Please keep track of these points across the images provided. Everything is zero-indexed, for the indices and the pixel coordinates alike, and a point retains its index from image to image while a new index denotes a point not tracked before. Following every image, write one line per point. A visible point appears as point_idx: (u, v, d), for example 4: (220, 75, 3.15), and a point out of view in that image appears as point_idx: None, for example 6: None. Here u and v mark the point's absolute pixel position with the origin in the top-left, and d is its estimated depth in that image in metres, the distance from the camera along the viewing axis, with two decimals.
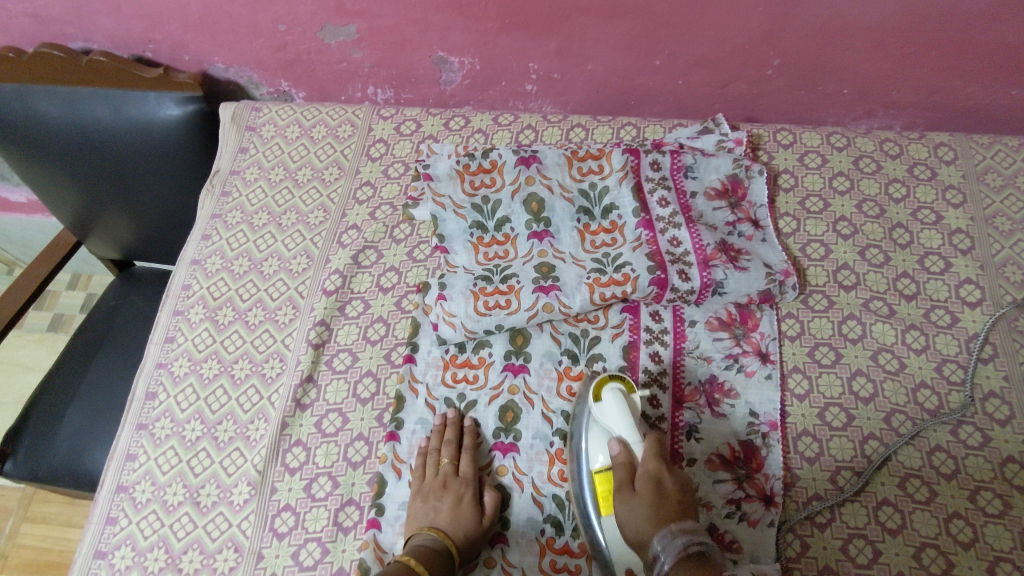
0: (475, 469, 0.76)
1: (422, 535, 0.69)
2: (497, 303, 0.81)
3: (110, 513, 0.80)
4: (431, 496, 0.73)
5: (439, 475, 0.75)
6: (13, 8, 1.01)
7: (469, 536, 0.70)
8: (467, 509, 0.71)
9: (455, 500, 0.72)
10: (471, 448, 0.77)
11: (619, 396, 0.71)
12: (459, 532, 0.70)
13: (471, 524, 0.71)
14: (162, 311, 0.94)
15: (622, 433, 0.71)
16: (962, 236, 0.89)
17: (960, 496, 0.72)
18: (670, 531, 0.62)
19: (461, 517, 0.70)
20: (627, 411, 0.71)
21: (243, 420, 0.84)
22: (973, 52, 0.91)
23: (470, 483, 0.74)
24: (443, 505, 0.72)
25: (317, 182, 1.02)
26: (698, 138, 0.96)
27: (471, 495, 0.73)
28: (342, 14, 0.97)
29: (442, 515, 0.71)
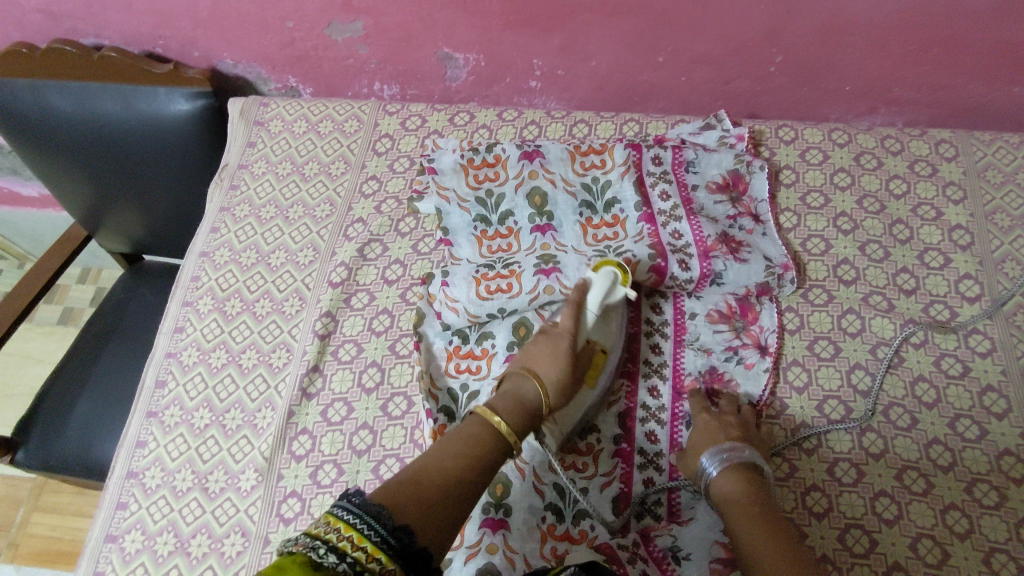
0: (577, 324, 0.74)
1: (516, 380, 0.71)
2: (497, 286, 0.83)
3: (120, 499, 0.82)
4: (533, 345, 0.75)
5: (545, 329, 0.76)
6: (27, 4, 1.03)
7: (562, 384, 0.71)
8: (564, 359, 0.72)
9: (554, 353, 0.72)
10: (574, 306, 0.75)
11: (606, 278, 0.77)
12: (550, 380, 0.71)
13: (566, 374, 0.71)
14: (172, 302, 0.96)
15: (590, 305, 0.76)
16: (962, 232, 0.89)
17: (957, 487, 0.73)
18: (722, 445, 0.71)
19: (556, 364, 0.71)
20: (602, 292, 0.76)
21: (251, 408, 0.85)
22: (973, 51, 0.91)
23: (567, 337, 0.73)
24: (542, 355, 0.73)
25: (324, 176, 1.03)
26: (699, 134, 0.96)
27: (568, 345, 0.73)
28: (349, 11, 0.98)
29: (537, 365, 0.72)
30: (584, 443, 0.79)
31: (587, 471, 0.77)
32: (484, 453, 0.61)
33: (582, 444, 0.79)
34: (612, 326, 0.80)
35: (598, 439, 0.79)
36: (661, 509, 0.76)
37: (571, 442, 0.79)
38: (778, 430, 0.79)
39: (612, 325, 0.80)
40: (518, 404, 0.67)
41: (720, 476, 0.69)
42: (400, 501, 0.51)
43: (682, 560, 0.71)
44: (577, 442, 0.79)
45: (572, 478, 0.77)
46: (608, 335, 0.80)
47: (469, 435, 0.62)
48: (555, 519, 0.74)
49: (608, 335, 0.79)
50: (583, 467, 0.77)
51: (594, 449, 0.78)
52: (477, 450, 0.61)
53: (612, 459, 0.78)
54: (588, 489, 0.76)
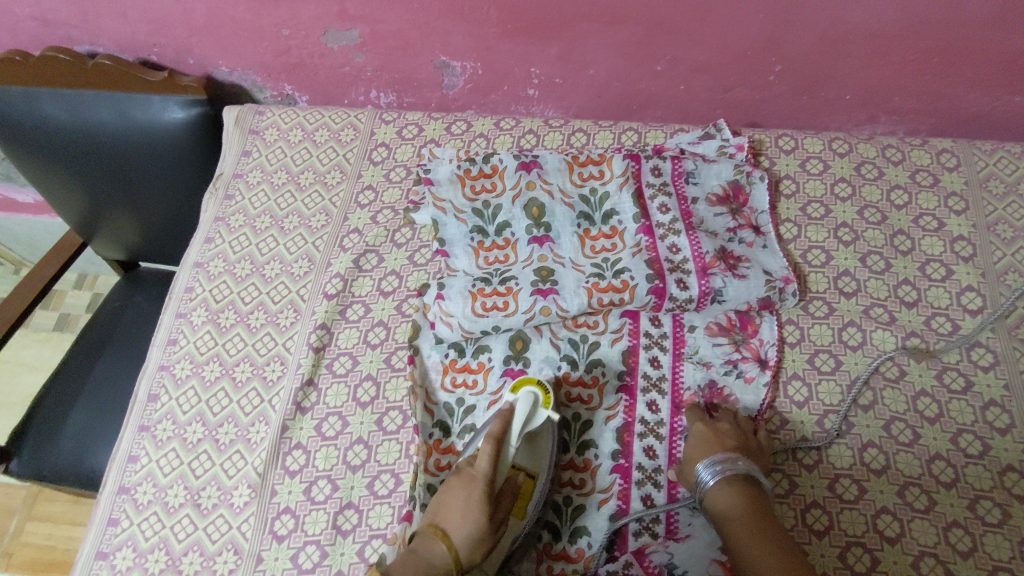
0: (494, 464, 0.69)
1: (424, 538, 0.66)
2: (494, 304, 0.82)
3: (112, 514, 0.81)
4: (446, 490, 0.70)
5: (461, 468, 0.71)
6: (20, 11, 1.02)
7: (475, 540, 0.66)
8: (474, 510, 0.67)
9: (464, 503, 0.67)
10: (492, 441, 0.69)
11: (530, 398, 0.73)
12: (461, 538, 0.66)
13: (478, 528, 0.66)
14: (166, 313, 0.95)
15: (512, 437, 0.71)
16: (964, 243, 0.88)
17: (959, 504, 0.72)
18: (719, 453, 0.70)
19: (468, 516, 0.66)
20: (524, 414, 0.72)
21: (244, 422, 0.84)
22: (975, 60, 0.91)
23: (481, 479, 0.68)
24: (454, 505, 0.68)
25: (320, 186, 1.02)
26: (699, 143, 0.95)
27: (480, 493, 0.67)
28: (345, 19, 0.97)
29: (447, 519, 0.67)
30: (581, 458, 0.78)
31: (584, 487, 0.77)
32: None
33: (579, 460, 0.78)
34: (540, 453, 0.74)
35: (595, 455, 0.78)
36: (658, 525, 0.74)
37: (568, 457, 0.78)
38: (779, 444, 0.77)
39: (538, 453, 0.74)
40: (423, 573, 0.63)
41: (717, 487, 0.69)
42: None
43: None
44: (574, 457, 0.78)
45: (569, 495, 0.77)
46: (539, 464, 0.74)
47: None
48: (551, 539, 0.75)
49: (535, 463, 0.74)
50: (581, 483, 0.77)
51: (591, 464, 0.78)
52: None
53: (609, 475, 0.77)
54: (586, 506, 0.76)
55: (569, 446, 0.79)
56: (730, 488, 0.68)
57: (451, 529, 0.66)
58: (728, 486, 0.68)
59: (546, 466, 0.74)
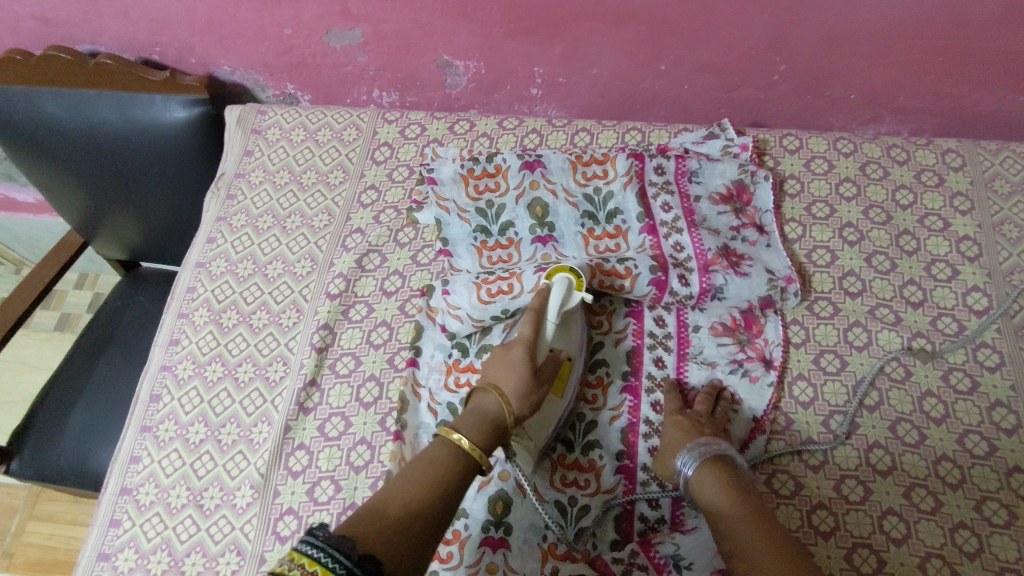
0: (535, 333, 0.73)
1: (478, 397, 0.70)
2: (499, 288, 0.81)
3: (113, 516, 0.81)
4: (492, 360, 0.73)
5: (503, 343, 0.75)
6: (21, 10, 1.02)
7: (525, 393, 0.69)
8: (519, 365, 0.70)
9: (509, 364, 0.71)
10: (532, 314, 0.75)
11: (564, 282, 0.76)
12: (511, 390, 0.69)
13: (525, 381, 0.70)
14: (167, 313, 0.94)
15: (550, 313, 0.75)
16: (970, 244, 0.88)
17: (966, 505, 0.72)
18: (692, 443, 0.71)
19: (513, 372, 0.70)
20: (562, 292, 0.75)
21: (247, 423, 0.84)
22: (980, 60, 0.90)
23: (523, 343, 0.72)
24: (498, 368, 0.72)
25: (322, 186, 1.02)
26: (703, 143, 0.95)
27: (522, 352, 0.71)
28: (347, 18, 0.97)
29: (497, 376, 0.71)
30: (585, 459, 0.77)
31: (589, 488, 0.76)
32: (448, 476, 0.61)
33: (583, 460, 0.77)
34: (574, 333, 0.79)
35: (600, 455, 0.78)
36: (663, 525, 0.74)
37: (572, 457, 0.78)
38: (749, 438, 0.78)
39: (572, 332, 0.79)
40: (483, 421, 0.67)
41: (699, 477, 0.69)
42: (368, 534, 0.53)
43: (684, 568, 0.68)
44: (578, 457, 0.78)
45: (573, 496, 0.76)
46: (573, 341, 0.78)
47: (432, 460, 0.62)
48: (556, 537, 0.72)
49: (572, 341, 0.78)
50: (586, 484, 0.76)
51: (595, 465, 0.77)
52: (439, 474, 0.61)
53: (614, 476, 0.76)
54: (589, 508, 0.75)
55: (574, 446, 0.78)
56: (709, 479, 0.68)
57: (499, 385, 0.70)
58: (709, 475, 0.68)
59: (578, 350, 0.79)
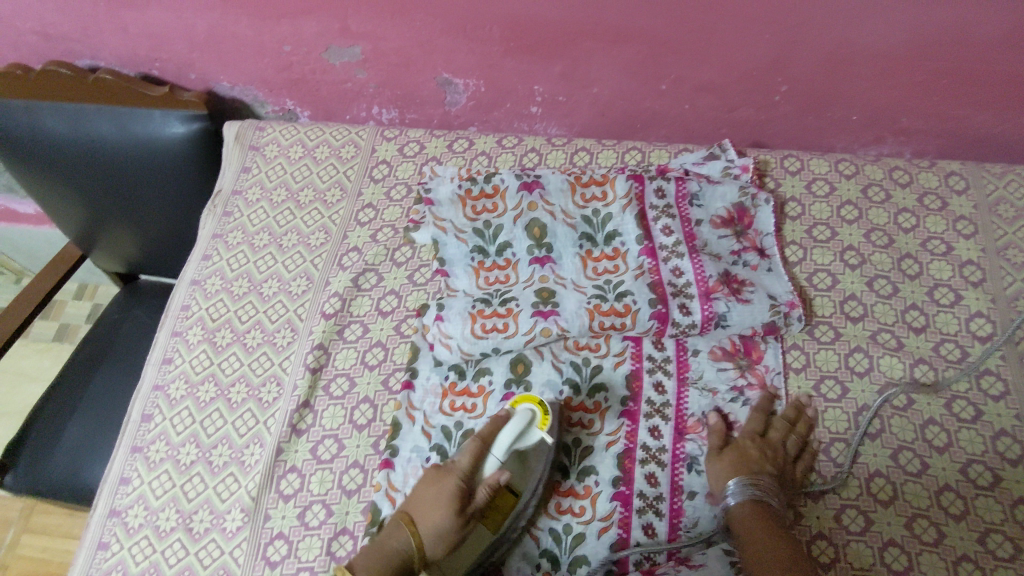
0: (473, 467, 0.70)
1: (393, 525, 0.68)
2: (494, 326, 0.81)
3: (102, 538, 0.80)
4: (422, 485, 0.71)
5: (441, 466, 0.72)
6: (22, 25, 1.02)
7: (440, 535, 0.67)
8: (444, 505, 0.68)
9: (437, 497, 0.69)
10: (477, 442, 0.70)
11: (524, 416, 0.71)
12: (427, 530, 0.67)
13: (446, 522, 0.67)
14: (161, 331, 0.94)
15: (496, 449, 0.70)
16: (973, 268, 0.87)
17: (970, 537, 0.70)
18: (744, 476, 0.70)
19: (437, 510, 0.68)
20: (515, 431, 0.70)
21: (238, 444, 0.83)
22: (983, 83, 0.90)
23: (455, 478, 0.69)
24: (427, 497, 0.70)
25: (319, 204, 1.01)
26: (704, 164, 0.94)
27: (451, 488, 0.69)
28: (347, 36, 0.97)
29: (420, 510, 0.69)
30: (581, 486, 0.76)
31: (584, 516, 0.75)
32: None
33: (580, 487, 0.76)
34: (530, 469, 0.74)
35: (596, 482, 0.76)
36: (660, 555, 0.73)
37: (568, 483, 0.76)
38: (789, 449, 0.75)
39: (527, 468, 0.75)
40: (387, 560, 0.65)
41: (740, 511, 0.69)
42: None
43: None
44: (574, 484, 0.76)
45: (569, 523, 0.74)
46: (527, 479, 0.74)
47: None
48: (550, 567, 0.73)
49: (524, 477, 0.74)
50: (581, 510, 0.75)
51: (591, 491, 0.76)
52: None
53: (609, 502, 0.75)
54: (585, 535, 0.74)
55: (569, 472, 0.77)
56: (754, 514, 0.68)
57: (420, 521, 0.68)
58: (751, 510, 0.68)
59: (529, 487, 0.74)
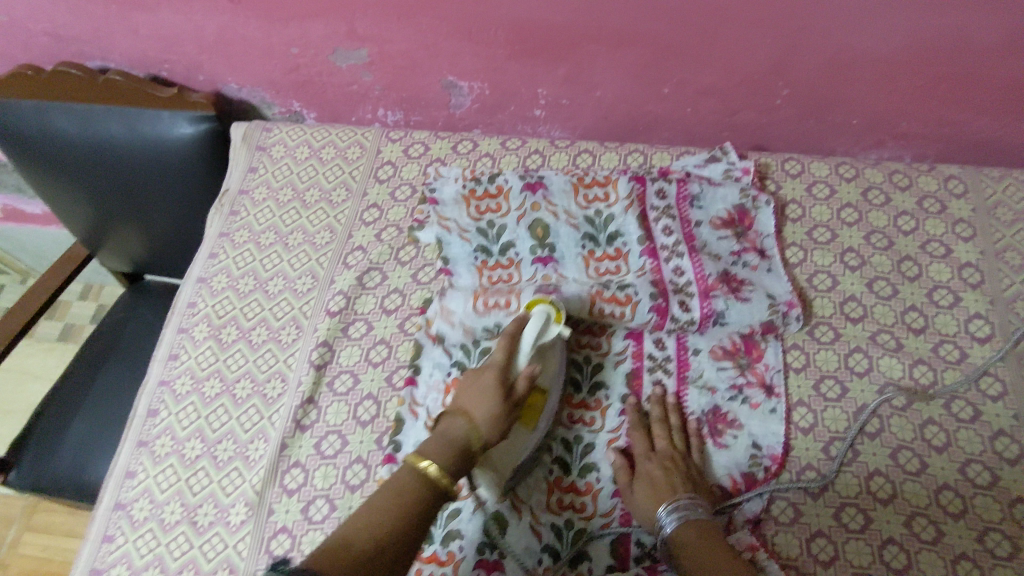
0: (507, 359, 0.73)
1: (446, 421, 0.70)
2: (496, 303, 0.84)
3: (107, 531, 0.80)
4: (464, 384, 0.73)
5: (475, 368, 0.75)
6: (34, 27, 1.04)
7: (494, 416, 0.69)
8: (490, 391, 0.70)
9: (480, 389, 0.71)
10: (507, 338, 0.74)
11: (544, 314, 0.76)
12: (481, 417, 0.69)
13: (497, 407, 0.69)
14: (168, 328, 0.95)
15: (524, 344, 0.74)
16: (972, 270, 0.88)
17: (968, 536, 0.71)
18: (670, 502, 0.69)
19: (484, 397, 0.70)
20: (536, 326, 0.75)
21: (243, 439, 0.84)
22: (981, 88, 0.91)
23: (493, 369, 0.72)
24: (468, 393, 0.72)
25: (325, 204, 1.02)
26: (705, 166, 0.95)
27: (491, 378, 0.71)
28: (354, 38, 0.99)
29: (465, 402, 0.71)
30: (583, 481, 0.77)
31: (586, 511, 0.75)
32: (414, 501, 0.61)
33: (581, 482, 0.77)
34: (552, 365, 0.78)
35: (597, 478, 0.77)
36: (661, 551, 0.73)
37: (569, 478, 0.77)
38: (761, 468, 0.76)
39: (550, 366, 0.78)
40: (450, 445, 0.66)
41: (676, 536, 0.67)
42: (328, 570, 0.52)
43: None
44: (576, 479, 0.77)
45: (570, 518, 0.75)
46: (552, 376, 0.78)
47: (397, 488, 0.61)
48: (551, 561, 0.72)
49: (549, 375, 0.77)
50: (582, 506, 0.76)
51: (593, 487, 0.76)
52: (405, 505, 0.60)
53: (611, 499, 0.76)
54: (586, 530, 0.74)
55: (571, 468, 0.78)
56: (688, 535, 0.66)
57: (470, 410, 0.69)
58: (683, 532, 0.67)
59: (554, 383, 0.78)
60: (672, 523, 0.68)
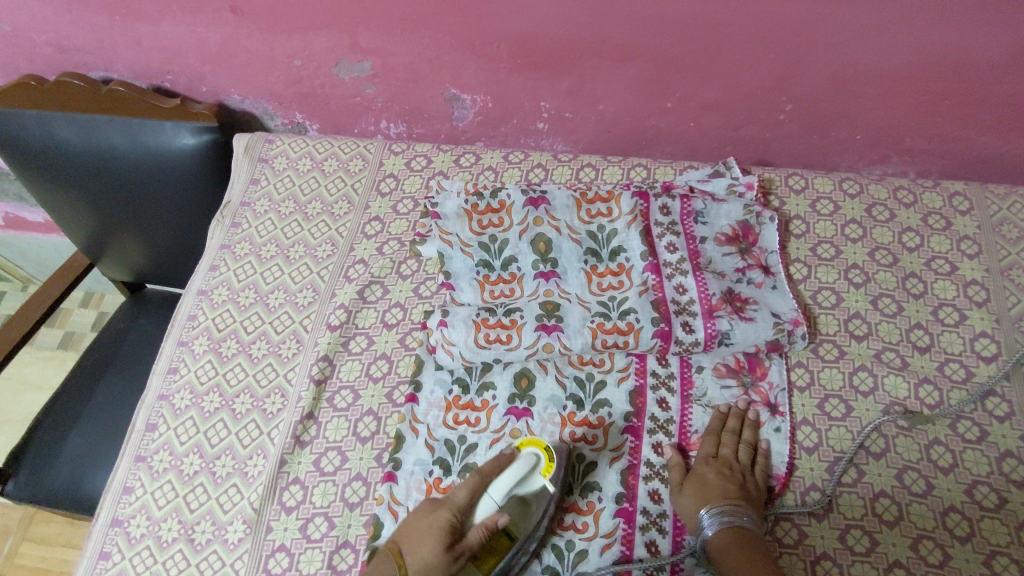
0: (468, 504, 0.69)
1: (379, 559, 0.68)
2: (497, 337, 0.81)
3: (103, 548, 0.80)
4: (416, 520, 0.70)
5: (439, 499, 0.72)
6: (38, 38, 1.04)
7: (425, 569, 0.65)
8: (434, 537, 0.67)
9: (428, 529, 0.68)
10: (477, 478, 0.70)
11: (529, 462, 0.70)
12: (414, 563, 0.66)
13: (433, 558, 0.65)
14: (167, 341, 0.94)
15: (495, 492, 0.69)
16: (977, 288, 0.87)
17: (975, 560, 0.70)
18: (716, 505, 0.70)
19: (427, 544, 0.66)
20: (514, 475, 0.69)
21: (242, 455, 0.83)
22: (986, 105, 0.91)
23: (449, 512, 0.68)
24: (419, 529, 0.68)
25: (326, 216, 1.02)
26: (708, 181, 0.95)
27: (443, 522, 0.67)
28: (357, 51, 0.98)
29: (411, 542, 0.68)
30: (585, 501, 0.76)
31: (587, 532, 0.74)
32: None
33: (583, 503, 0.76)
34: (528, 515, 0.72)
35: (599, 498, 0.76)
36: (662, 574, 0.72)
37: (570, 499, 0.76)
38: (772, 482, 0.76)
39: (524, 517, 0.72)
40: None
41: (717, 540, 0.68)
42: None
43: None
44: (577, 500, 0.76)
45: (571, 539, 0.74)
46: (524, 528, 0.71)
47: None
48: None
49: (521, 524, 0.71)
50: (584, 527, 0.74)
51: (594, 507, 0.75)
52: None
53: (613, 519, 0.74)
54: (587, 552, 0.73)
55: (572, 488, 0.77)
56: (731, 542, 0.68)
57: (409, 553, 0.67)
58: (727, 537, 0.68)
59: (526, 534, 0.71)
60: (716, 526, 0.69)
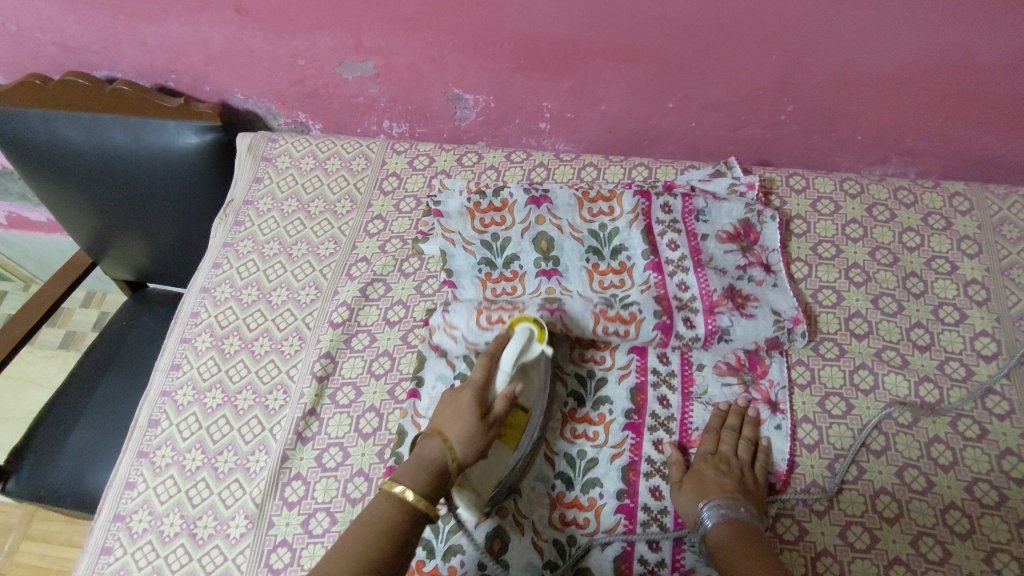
0: (487, 378, 0.71)
1: (422, 441, 0.67)
2: (499, 318, 0.80)
3: (105, 543, 0.80)
4: (438, 406, 0.71)
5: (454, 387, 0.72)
6: (43, 37, 1.04)
7: (468, 437, 0.66)
8: (465, 411, 0.68)
9: (456, 407, 0.69)
10: (486, 356, 0.72)
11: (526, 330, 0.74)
12: (456, 437, 0.67)
13: (471, 427, 0.67)
14: (170, 338, 0.95)
15: (505, 363, 0.71)
16: (977, 287, 0.87)
17: (975, 557, 0.70)
18: (712, 499, 0.70)
19: (461, 418, 0.67)
20: (519, 342, 0.72)
21: (244, 451, 0.83)
22: (985, 105, 0.91)
23: (471, 388, 0.70)
24: (445, 412, 0.69)
25: (329, 214, 1.02)
26: (710, 181, 0.95)
27: (467, 397, 0.69)
28: (360, 51, 0.99)
29: (442, 422, 0.68)
30: (585, 497, 0.76)
31: (588, 528, 0.74)
32: (393, 535, 0.59)
33: (583, 498, 0.76)
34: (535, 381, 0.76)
35: (600, 494, 0.76)
36: (663, 570, 0.72)
37: (571, 494, 0.76)
38: (772, 477, 0.76)
39: (532, 383, 0.76)
40: (425, 469, 0.64)
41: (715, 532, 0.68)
42: None
43: None
44: (578, 495, 0.76)
45: (572, 535, 0.74)
46: (534, 392, 0.76)
47: (374, 521, 0.60)
48: None
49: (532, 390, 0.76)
50: (584, 523, 0.75)
51: (595, 503, 0.75)
52: (383, 535, 0.58)
53: (614, 515, 0.75)
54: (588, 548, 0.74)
55: (573, 483, 0.77)
56: (729, 531, 0.67)
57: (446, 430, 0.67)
58: (724, 527, 0.68)
59: (537, 400, 0.76)
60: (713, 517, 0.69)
